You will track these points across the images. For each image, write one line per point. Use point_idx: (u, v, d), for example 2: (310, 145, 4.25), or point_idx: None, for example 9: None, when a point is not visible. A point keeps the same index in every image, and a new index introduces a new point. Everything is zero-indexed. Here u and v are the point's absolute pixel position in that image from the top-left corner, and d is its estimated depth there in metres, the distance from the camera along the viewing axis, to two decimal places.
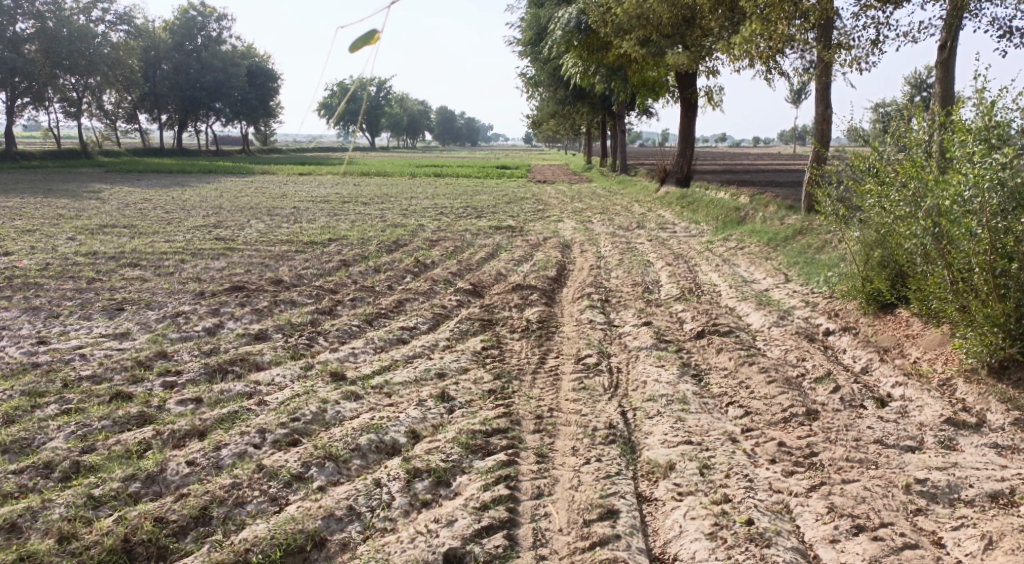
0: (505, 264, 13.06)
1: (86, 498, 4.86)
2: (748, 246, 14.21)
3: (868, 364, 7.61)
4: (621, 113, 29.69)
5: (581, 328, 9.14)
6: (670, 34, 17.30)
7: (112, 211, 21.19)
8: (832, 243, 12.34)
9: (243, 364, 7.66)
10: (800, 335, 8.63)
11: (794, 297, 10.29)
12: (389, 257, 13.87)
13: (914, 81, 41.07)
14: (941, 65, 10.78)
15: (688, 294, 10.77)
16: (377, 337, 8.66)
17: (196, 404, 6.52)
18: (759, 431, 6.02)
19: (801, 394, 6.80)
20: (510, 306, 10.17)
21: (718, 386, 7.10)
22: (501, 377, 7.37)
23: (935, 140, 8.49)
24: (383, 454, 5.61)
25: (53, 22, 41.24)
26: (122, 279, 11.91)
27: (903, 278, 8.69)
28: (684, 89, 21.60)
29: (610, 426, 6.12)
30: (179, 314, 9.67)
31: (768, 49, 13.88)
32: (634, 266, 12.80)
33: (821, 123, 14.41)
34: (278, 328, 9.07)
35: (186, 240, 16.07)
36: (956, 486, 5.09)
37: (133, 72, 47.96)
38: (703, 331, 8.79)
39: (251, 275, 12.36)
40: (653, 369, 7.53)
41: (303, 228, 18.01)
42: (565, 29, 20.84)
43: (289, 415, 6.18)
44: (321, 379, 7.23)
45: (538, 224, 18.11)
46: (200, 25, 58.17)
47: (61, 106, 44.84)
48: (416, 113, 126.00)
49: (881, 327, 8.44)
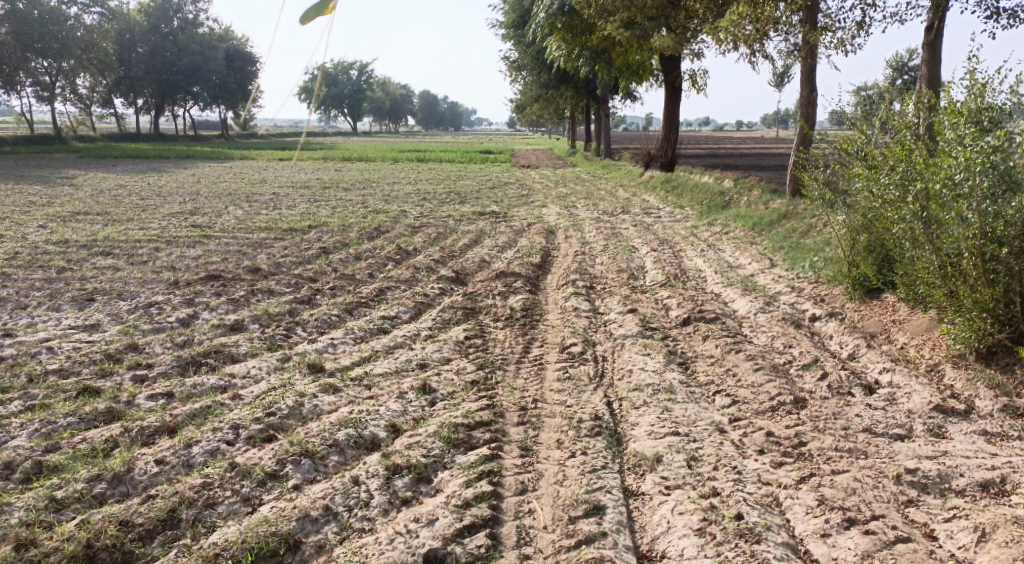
0: (488, 251, 12.86)
1: (47, 500, 4.66)
2: (733, 231, 14.08)
3: (856, 350, 7.50)
4: (604, 96, 29.45)
5: (566, 316, 8.98)
6: (655, 16, 16.99)
7: (86, 198, 20.78)
8: (817, 227, 12.23)
9: (217, 356, 7.45)
10: (786, 321, 8.51)
11: (780, 283, 10.16)
12: (370, 244, 13.62)
13: (895, 64, 41.07)
14: (928, 47, 10.65)
15: (673, 280, 10.62)
16: (357, 327, 8.45)
17: (166, 399, 6.30)
18: (747, 421, 5.89)
19: (788, 382, 6.67)
20: (493, 294, 9.99)
21: (705, 375, 6.96)
22: (484, 367, 7.19)
23: (923, 122, 8.36)
24: (362, 450, 5.42)
25: (24, 3, 40.45)
26: (94, 268, 11.61)
27: (889, 263, 8.58)
28: (668, 72, 21.39)
29: (595, 417, 5.96)
30: (152, 305, 9.41)
31: (754, 31, 13.68)
32: (619, 252, 12.64)
33: (806, 107, 14.28)
34: (254, 319, 8.84)
35: (161, 227, 15.74)
36: (947, 476, 4.98)
37: (107, 55, 47.17)
38: (689, 318, 8.65)
39: (228, 263, 12.09)
40: (639, 358, 7.38)
41: (282, 215, 17.70)
42: (548, 12, 20.59)
43: (264, 409, 5.98)
44: (298, 371, 7.02)
45: (522, 210, 17.91)
46: (176, 7, 57.12)
47: (34, 90, 44.05)
48: (398, 97, 124.96)
49: (867, 312, 8.33)
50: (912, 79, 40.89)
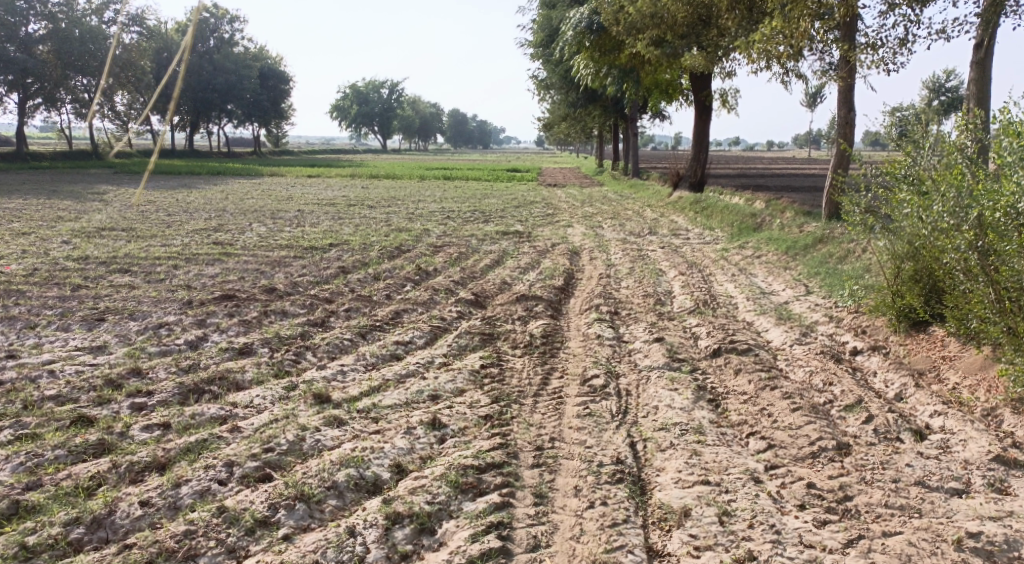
0: (510, 272, 12.47)
1: (17, 548, 4.37)
2: (765, 255, 13.52)
3: (903, 390, 6.97)
4: (633, 115, 29.05)
5: (588, 343, 8.52)
6: (685, 33, 16.68)
7: (113, 213, 20.73)
8: (856, 253, 11.66)
9: (221, 383, 7.08)
10: (825, 354, 7.98)
11: (816, 311, 9.61)
12: (390, 264, 13.29)
13: (931, 86, 40.25)
14: (976, 65, 10.10)
15: (703, 307, 10.11)
16: (369, 353, 8.07)
17: (162, 431, 5.92)
18: (785, 469, 5.39)
19: (830, 425, 6.18)
20: (513, 319, 9.56)
21: (738, 413, 6.46)
22: (500, 400, 6.74)
23: (975, 144, 7.89)
24: (362, 493, 5.02)
25: (66, 23, 41.15)
26: (110, 286, 11.38)
27: (938, 294, 8.04)
28: (699, 91, 20.92)
29: (618, 461, 5.50)
30: (161, 326, 9.10)
31: (789, 48, 13.19)
32: (645, 276, 12.15)
33: (844, 127, 13.74)
34: (264, 342, 8.47)
35: (183, 244, 15.56)
36: (1016, 543, 4.46)
37: (144, 73, 47.83)
38: (719, 349, 8.14)
39: (244, 283, 11.81)
40: (666, 394, 6.87)
41: (304, 232, 17.47)
42: (576, 29, 20.23)
43: (261, 444, 5.57)
44: (303, 402, 6.62)
45: (547, 230, 17.52)
46: (212, 26, 59.85)
47: (72, 108, 44.68)
48: (428, 115, 125.61)
49: (913, 347, 7.80)
50: (947, 100, 40.10)
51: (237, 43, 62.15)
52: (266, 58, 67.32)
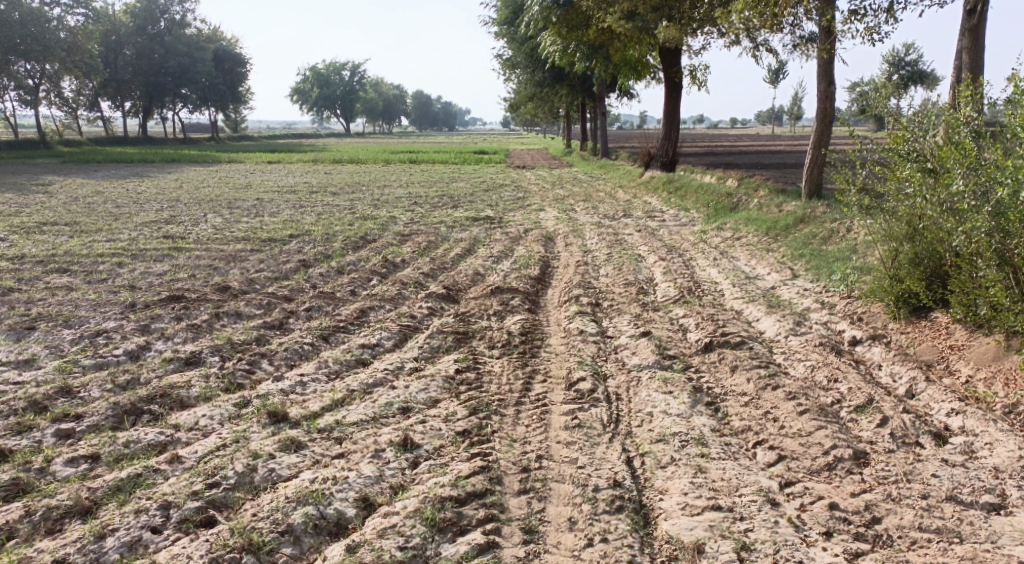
0: (483, 261, 11.76)
1: None
2: (745, 236, 12.96)
3: (913, 386, 6.39)
4: (602, 93, 28.31)
5: (571, 341, 7.85)
6: (658, 6, 15.86)
7: (57, 206, 19.54)
8: (840, 233, 11.14)
9: (163, 401, 6.34)
10: (824, 346, 7.38)
11: (806, 297, 9.04)
12: (354, 255, 12.49)
13: (891, 59, 40.21)
14: (969, 33, 9.59)
15: (688, 295, 9.50)
16: (332, 359, 7.34)
17: (89, 464, 5.24)
18: (801, 487, 4.82)
19: (842, 429, 5.58)
20: (488, 314, 8.86)
21: (740, 418, 5.85)
22: (478, 411, 6.06)
23: (983, 117, 7.38)
24: (323, 537, 4.46)
25: (5, 5, 39.23)
26: (45, 289, 10.48)
27: (940, 278, 7.51)
28: (669, 67, 20.28)
29: (615, 483, 4.88)
30: (99, 334, 8.27)
31: (771, 17, 12.39)
32: (624, 262, 11.51)
33: (823, 102, 13.22)
34: (214, 350, 7.68)
35: (130, 239, 14.58)
36: None
37: (92, 56, 45.89)
38: (711, 342, 7.53)
39: (195, 280, 10.96)
40: (660, 398, 6.24)
41: (263, 222, 16.56)
42: (542, 5, 19.39)
43: (205, 479, 4.92)
44: (256, 422, 5.87)
45: (518, 214, 16.80)
46: (163, 8, 57.86)
47: (17, 94, 42.66)
48: (392, 97, 123.63)
49: (916, 336, 7.25)
50: (906, 74, 40.24)
51: (189, 25, 60.13)
52: (221, 40, 65.26)
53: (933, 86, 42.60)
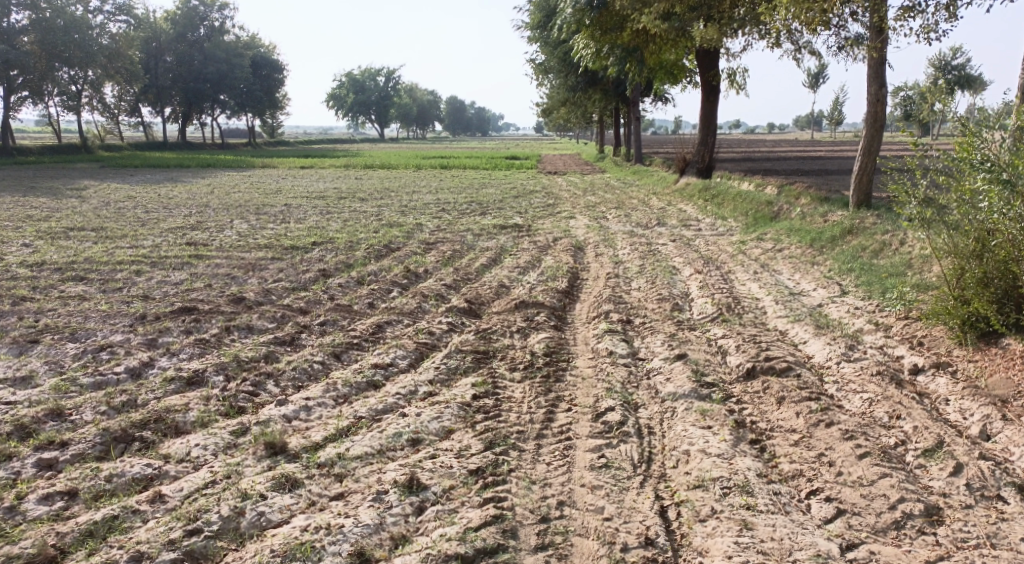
0: (508, 272, 11.18)
1: None
2: (787, 248, 12.20)
3: (988, 425, 5.67)
4: (636, 98, 27.66)
5: (599, 363, 7.22)
6: (696, 6, 15.20)
7: (87, 211, 19.39)
8: (893, 246, 10.35)
9: (157, 427, 5.85)
10: (882, 375, 6.63)
11: (858, 317, 8.28)
12: (376, 265, 11.99)
13: (939, 62, 38.68)
14: None
15: (727, 313, 8.79)
16: (341, 381, 6.77)
17: (65, 502, 4.76)
18: (865, 551, 4.31)
19: (909, 477, 4.91)
20: (511, 332, 8.26)
21: (790, 461, 5.18)
22: (494, 446, 5.46)
23: None
24: None
25: (50, 12, 39.53)
26: (59, 298, 10.12)
27: (1014, 301, 6.75)
28: (707, 70, 19.55)
29: (647, 542, 4.42)
30: (103, 348, 7.82)
31: (819, 14, 11.57)
32: (658, 275, 10.83)
33: (874, 106, 12.44)
34: (219, 368, 7.17)
35: (153, 246, 14.26)
36: None
37: (134, 63, 46.36)
38: (754, 369, 6.84)
39: (210, 290, 10.53)
40: (698, 433, 5.58)
41: (288, 229, 16.17)
42: (575, 7, 18.73)
43: (185, 525, 4.50)
44: (252, 454, 5.33)
45: (548, 222, 16.20)
46: (203, 15, 58.49)
47: (60, 100, 43.24)
48: (427, 102, 123.89)
49: (987, 365, 6.49)
50: (955, 78, 38.74)
51: (228, 32, 60.66)
52: (258, 46, 65.81)
53: (980, 90, 41.14)
